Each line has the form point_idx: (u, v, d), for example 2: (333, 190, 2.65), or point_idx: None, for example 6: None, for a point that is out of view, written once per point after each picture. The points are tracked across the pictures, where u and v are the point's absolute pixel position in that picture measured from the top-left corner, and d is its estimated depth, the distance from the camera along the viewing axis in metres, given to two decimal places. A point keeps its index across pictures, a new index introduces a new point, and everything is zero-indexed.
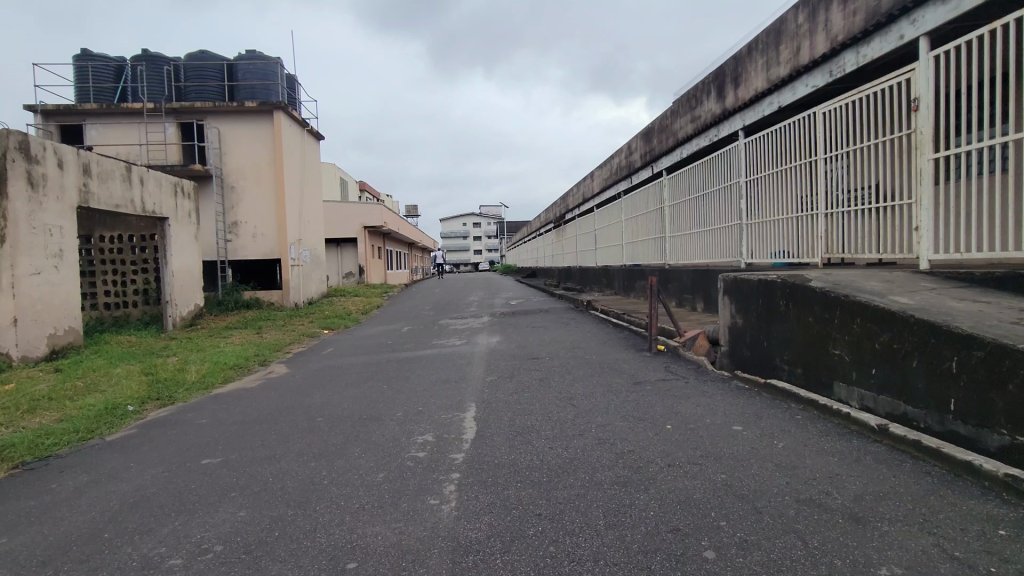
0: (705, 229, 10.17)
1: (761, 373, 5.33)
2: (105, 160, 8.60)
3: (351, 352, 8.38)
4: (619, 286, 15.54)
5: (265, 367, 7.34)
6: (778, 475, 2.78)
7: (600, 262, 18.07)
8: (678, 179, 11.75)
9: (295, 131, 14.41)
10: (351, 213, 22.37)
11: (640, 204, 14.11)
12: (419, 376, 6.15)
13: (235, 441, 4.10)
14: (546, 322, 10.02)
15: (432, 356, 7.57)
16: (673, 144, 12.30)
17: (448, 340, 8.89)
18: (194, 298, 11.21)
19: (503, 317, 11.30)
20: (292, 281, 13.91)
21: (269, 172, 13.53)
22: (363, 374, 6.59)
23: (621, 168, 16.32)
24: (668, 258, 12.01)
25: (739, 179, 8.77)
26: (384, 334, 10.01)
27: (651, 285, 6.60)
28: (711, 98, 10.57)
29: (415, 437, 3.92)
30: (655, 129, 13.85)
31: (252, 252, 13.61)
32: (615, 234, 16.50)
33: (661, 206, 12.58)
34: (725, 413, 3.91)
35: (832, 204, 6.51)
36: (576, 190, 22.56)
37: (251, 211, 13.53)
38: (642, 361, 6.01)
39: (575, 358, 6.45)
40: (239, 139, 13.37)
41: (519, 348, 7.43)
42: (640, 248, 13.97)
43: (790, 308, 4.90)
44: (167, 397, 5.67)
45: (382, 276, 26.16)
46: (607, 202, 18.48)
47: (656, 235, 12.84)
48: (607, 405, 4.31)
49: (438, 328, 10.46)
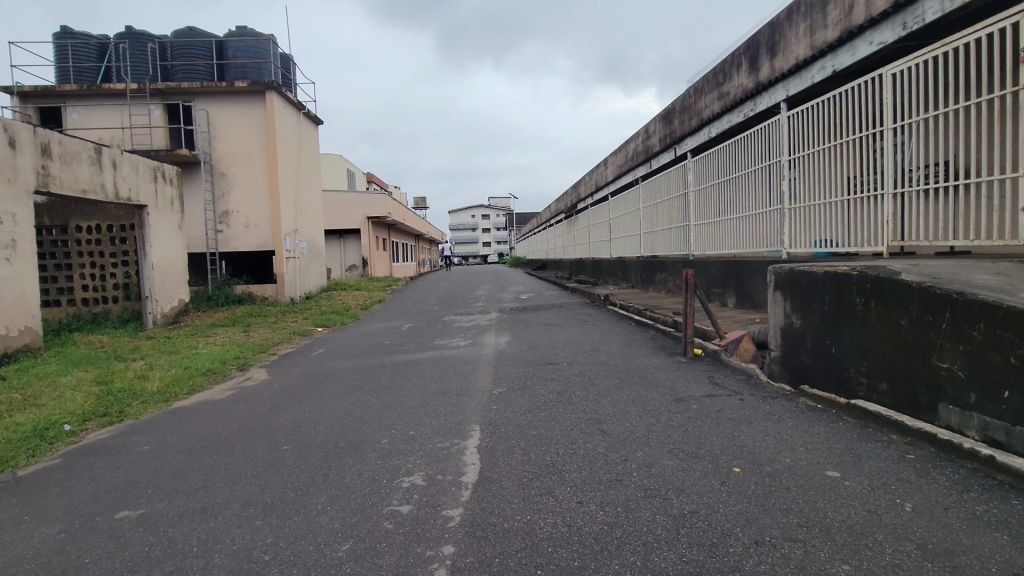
0: (737, 215, 9.18)
1: (829, 386, 4.37)
2: (68, 140, 7.75)
3: (344, 354, 7.49)
4: (636, 279, 14.59)
5: (243, 373, 6.46)
6: (934, 571, 1.83)
7: (615, 253, 17.08)
8: (705, 161, 10.75)
9: (291, 114, 13.51)
10: (355, 203, 21.52)
11: (662, 190, 13.11)
12: (415, 385, 5.24)
13: (174, 480, 3.21)
14: (561, 320, 9.07)
15: (434, 359, 6.67)
16: (698, 124, 11.26)
17: (452, 340, 7.99)
18: (178, 293, 10.35)
19: (513, 313, 10.37)
20: (288, 274, 13.02)
21: (262, 157, 12.64)
22: (352, 381, 5.69)
23: (639, 153, 15.29)
24: (694, 249, 11.03)
25: (781, 159, 7.77)
26: (383, 333, 9.13)
27: (686, 277, 5.60)
28: (742, 72, 9.57)
29: (401, 477, 3.02)
30: (677, 109, 12.82)
31: (244, 243, 12.76)
32: (632, 223, 15.53)
33: (686, 192, 11.58)
34: (807, 448, 2.96)
35: (905, 183, 5.55)
36: (589, 178, 21.52)
37: (242, 200, 12.66)
38: (678, 368, 5.07)
39: (598, 364, 5.52)
40: (229, 123, 12.50)
41: (531, 351, 6.50)
42: (660, 238, 13.01)
43: (870, 308, 3.93)
44: (116, 413, 4.80)
45: (387, 269, 25.33)
46: (622, 190, 17.49)
47: (680, 223, 11.84)
48: (647, 433, 3.38)
49: (442, 325, 9.56)
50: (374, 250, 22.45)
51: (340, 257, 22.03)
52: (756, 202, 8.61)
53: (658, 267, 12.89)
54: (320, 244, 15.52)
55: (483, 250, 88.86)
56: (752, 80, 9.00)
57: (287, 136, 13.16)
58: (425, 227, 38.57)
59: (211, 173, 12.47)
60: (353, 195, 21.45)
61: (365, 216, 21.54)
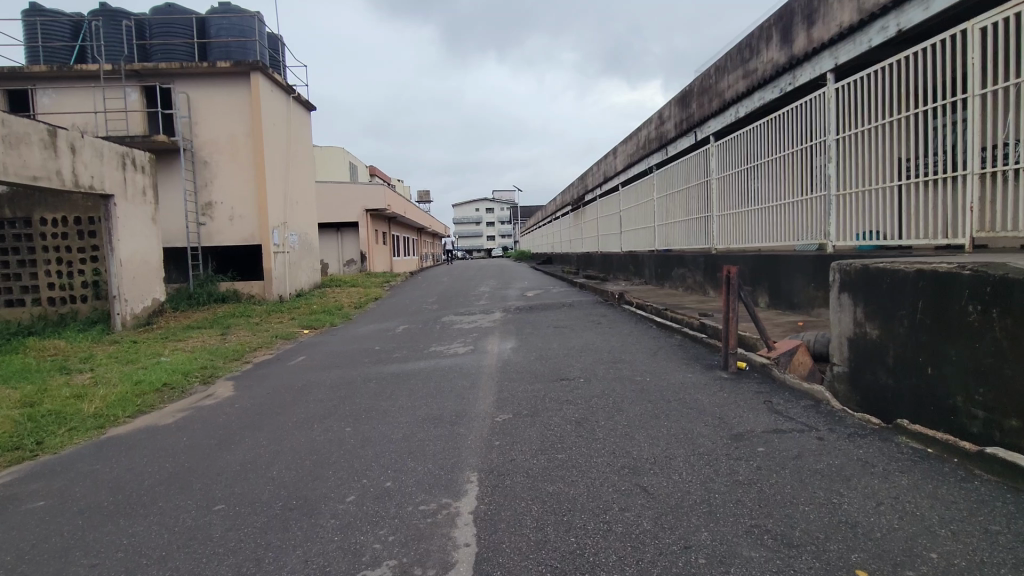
0: (771, 205, 8.21)
1: (923, 417, 3.43)
2: (12, 120, 6.84)
3: (326, 363, 6.56)
4: (650, 275, 13.63)
5: (205, 389, 5.53)
6: None
7: (627, 247, 16.13)
8: (730, 146, 9.76)
9: (279, 98, 12.59)
10: (352, 195, 20.59)
11: (679, 179, 12.14)
12: (402, 407, 4.32)
13: (48, 567, 2.29)
14: (573, 322, 8.13)
15: (428, 370, 5.75)
16: (721, 104, 10.26)
17: (450, 345, 7.06)
18: (152, 292, 9.46)
19: (520, 313, 9.44)
20: (276, 270, 12.11)
21: (247, 144, 11.72)
22: (328, 400, 4.76)
23: (652, 140, 14.30)
24: (717, 243, 10.05)
25: (827, 138, 6.78)
26: (376, 336, 8.22)
27: (729, 273, 4.63)
28: (772, 45, 8.58)
29: (363, 571, 2.10)
30: (695, 90, 11.81)
31: (229, 237, 11.86)
32: (645, 214, 14.56)
33: (707, 180, 10.60)
34: (953, 533, 2.03)
35: (991, 163, 4.58)
36: (597, 168, 20.52)
37: (227, 190, 11.76)
38: (723, 388, 4.12)
39: (623, 380, 4.58)
40: (212, 107, 11.61)
41: (541, 361, 5.57)
42: (678, 231, 12.06)
43: (992, 320, 2.99)
44: (31, 446, 3.88)
45: (387, 264, 24.38)
46: (633, 180, 16.52)
47: (701, 215, 10.87)
48: (708, 496, 2.45)
49: (441, 328, 8.64)
50: (372, 244, 21.53)
51: (337, 251, 21.14)
52: (795, 189, 7.62)
53: (674, 262, 11.93)
54: (313, 239, 14.63)
55: (487, 244, 87.86)
56: (785, 53, 8.01)
57: (275, 122, 12.25)
58: (427, 221, 37.57)
59: (193, 161, 11.60)
60: (350, 187, 20.52)
61: (363, 208, 20.68)
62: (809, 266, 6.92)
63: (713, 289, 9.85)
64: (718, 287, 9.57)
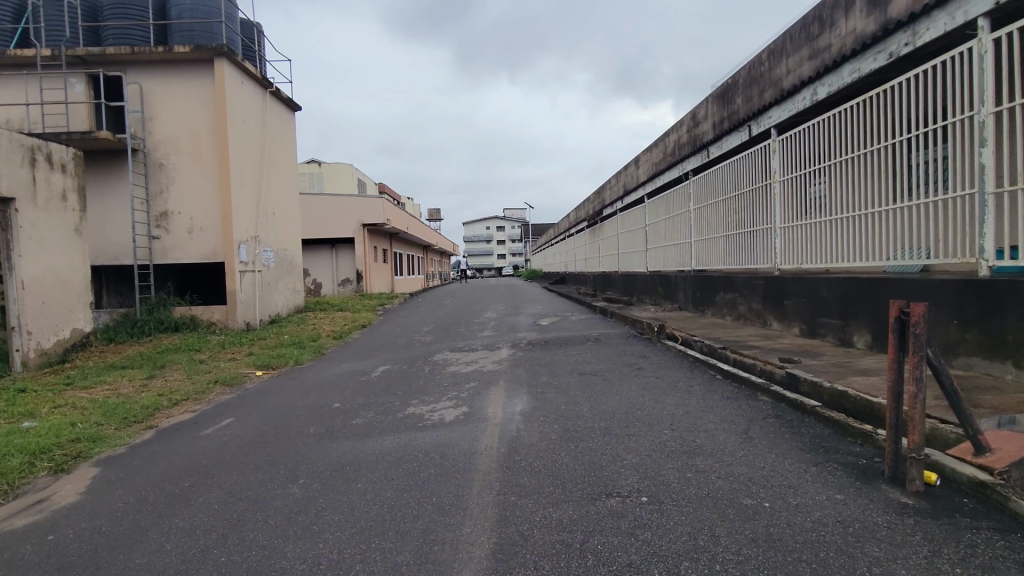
0: (869, 212, 6.15)
1: None
2: None
3: (255, 430, 4.55)
4: (685, 300, 11.61)
5: (44, 487, 3.54)
6: None
7: (654, 267, 14.11)
8: (799, 142, 7.77)
9: (252, 92, 10.77)
10: (347, 209, 18.80)
11: (725, 187, 10.14)
12: (314, 567, 2.31)
13: None
14: (606, 367, 6.09)
15: (394, 453, 3.72)
16: (780, 92, 8.28)
17: (437, 402, 5.07)
18: (72, 320, 7.56)
19: (534, 351, 7.39)
20: (244, 293, 10.19)
21: (211, 143, 9.90)
22: (204, 528, 2.76)
23: (685, 145, 12.32)
24: (782, 263, 8.01)
25: (974, 114, 4.70)
26: (345, 384, 6.22)
27: (915, 317, 2.61)
28: (852, 10, 6.63)
29: None
30: (742, 81, 9.88)
31: (187, 253, 9.96)
32: (677, 229, 12.57)
33: (765, 185, 8.59)
34: None
35: None
36: (616, 180, 18.57)
37: (185, 197, 9.90)
38: (945, 553, 2.08)
39: (724, 508, 2.55)
40: (169, 100, 9.82)
41: (569, 448, 3.53)
42: (723, 248, 10.07)
43: None
44: None
45: (388, 285, 22.47)
46: (660, 190, 14.55)
47: (758, 228, 8.84)
48: None
49: (432, 372, 6.62)
50: (370, 263, 19.67)
51: (332, 270, 19.34)
52: (911, 189, 5.56)
53: (719, 286, 9.88)
54: (294, 255, 12.72)
55: (498, 262, 85.99)
56: (877, 17, 6.05)
57: (245, 118, 10.41)
58: (435, 238, 35.77)
59: (146, 163, 9.81)
60: (346, 200, 18.73)
61: (360, 223, 18.87)
62: (948, 296, 4.87)
63: (779, 321, 7.76)
64: (786, 319, 7.55)
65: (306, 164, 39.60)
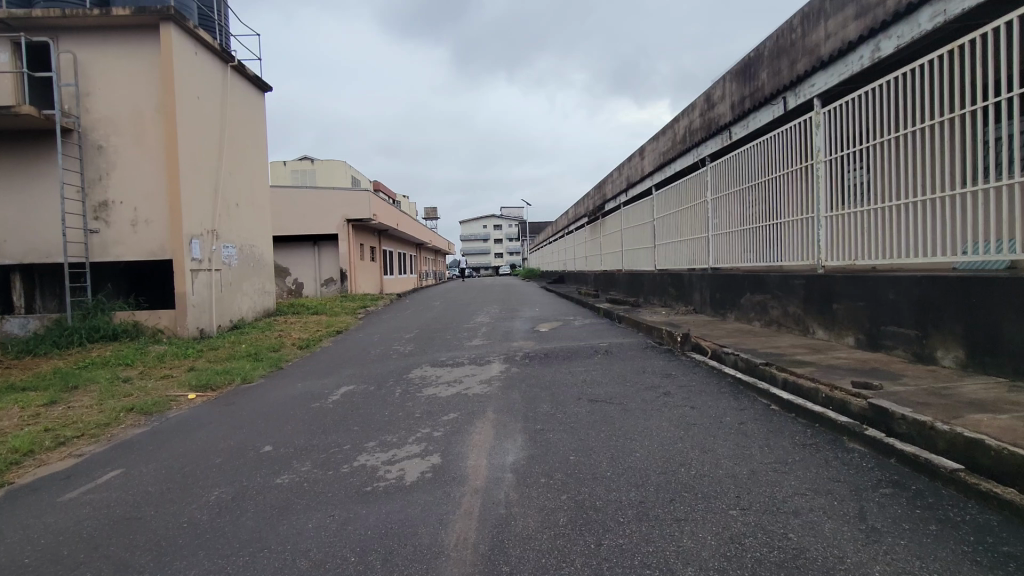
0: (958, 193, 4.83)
1: None
2: None
3: (137, 494, 3.21)
4: (702, 301, 10.32)
5: None
6: None
7: (663, 265, 12.80)
8: (849, 113, 6.43)
9: (209, 65, 9.41)
10: (330, 203, 17.45)
11: (749, 174, 8.85)
12: None
13: None
14: (623, 391, 4.78)
15: (316, 549, 2.41)
16: (818, 60, 6.95)
17: (400, 446, 3.75)
18: None
19: (531, 367, 6.07)
20: (197, 296, 8.84)
21: (158, 122, 8.55)
22: None
23: (699, 129, 11.00)
24: (828, 260, 6.69)
25: None
26: (292, 413, 4.89)
27: None
28: None
29: None
30: (768, 53, 8.57)
31: (131, 250, 8.60)
32: (691, 222, 11.27)
33: (803, 167, 7.27)
34: None
35: None
36: (618, 172, 17.29)
37: (128, 184, 8.55)
38: None
39: None
40: (108, 72, 8.47)
41: (586, 553, 2.21)
42: (748, 243, 8.77)
43: None
44: None
45: (376, 285, 21.12)
46: (669, 180, 13.26)
47: (792, 220, 7.54)
48: None
49: (404, 395, 5.29)
50: (355, 261, 18.32)
51: (314, 269, 17.99)
52: None
53: (744, 287, 8.59)
54: (263, 253, 11.38)
55: (494, 261, 84.67)
56: None
57: (199, 94, 9.06)
58: (428, 236, 34.46)
59: (82, 146, 8.47)
60: (329, 193, 17.39)
61: (343, 218, 17.56)
62: None
63: (825, 328, 6.47)
64: (836, 326, 6.26)
65: (297, 161, 38.34)
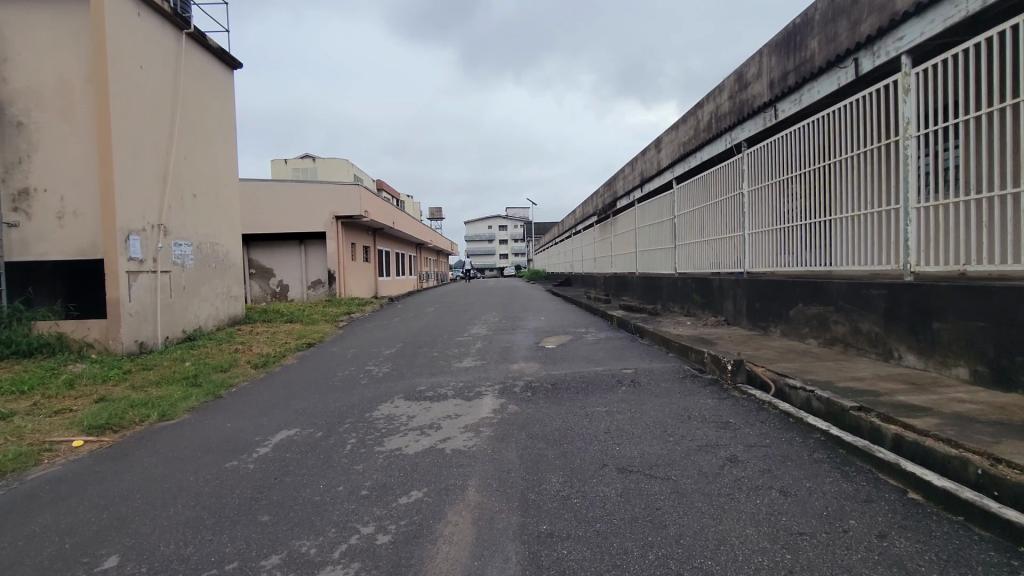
0: None
1: None
2: None
3: None
4: (736, 311, 8.80)
5: None
6: None
7: (686, 268, 11.29)
8: (954, 70, 4.82)
9: (156, 31, 7.99)
10: (318, 200, 16.01)
11: (798, 161, 7.32)
12: None
13: None
14: (666, 455, 3.28)
15: None
16: (899, 11, 5.39)
17: (312, 572, 2.26)
18: None
19: (535, 405, 4.57)
20: (136, 302, 7.39)
21: (88, 94, 7.13)
22: None
23: (729, 113, 9.48)
24: (921, 264, 5.15)
25: None
26: (189, 482, 3.38)
27: None
28: None
29: None
30: (820, 16, 7.06)
31: (56, 247, 7.18)
32: (720, 219, 9.76)
33: (878, 147, 5.74)
34: None
35: None
36: (631, 167, 15.78)
37: (53, 169, 7.13)
38: None
39: None
40: (30, 35, 7.07)
41: None
42: (799, 243, 7.23)
43: None
44: None
45: (370, 289, 19.69)
46: (691, 173, 11.75)
47: (861, 214, 6.02)
48: None
49: (357, 450, 3.79)
50: (345, 262, 16.88)
51: (301, 271, 16.56)
52: None
53: (795, 296, 7.08)
54: (228, 252, 9.93)
55: (500, 262, 83.16)
56: None
57: (142, 63, 7.63)
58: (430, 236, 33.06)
59: None
60: (316, 188, 15.95)
61: (332, 216, 16.13)
62: None
63: (920, 354, 4.96)
64: (938, 351, 4.74)
65: (297, 159, 37.14)
